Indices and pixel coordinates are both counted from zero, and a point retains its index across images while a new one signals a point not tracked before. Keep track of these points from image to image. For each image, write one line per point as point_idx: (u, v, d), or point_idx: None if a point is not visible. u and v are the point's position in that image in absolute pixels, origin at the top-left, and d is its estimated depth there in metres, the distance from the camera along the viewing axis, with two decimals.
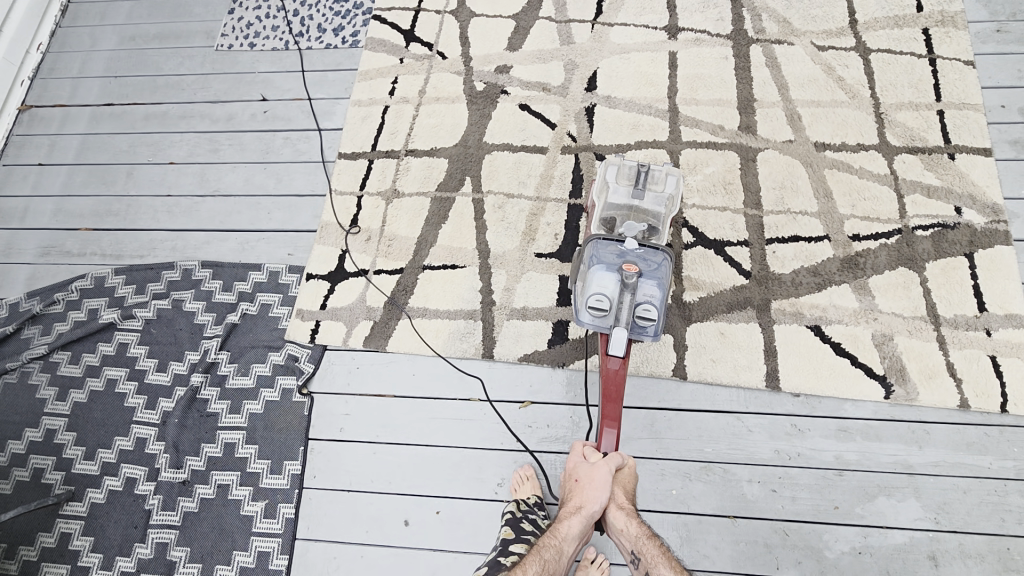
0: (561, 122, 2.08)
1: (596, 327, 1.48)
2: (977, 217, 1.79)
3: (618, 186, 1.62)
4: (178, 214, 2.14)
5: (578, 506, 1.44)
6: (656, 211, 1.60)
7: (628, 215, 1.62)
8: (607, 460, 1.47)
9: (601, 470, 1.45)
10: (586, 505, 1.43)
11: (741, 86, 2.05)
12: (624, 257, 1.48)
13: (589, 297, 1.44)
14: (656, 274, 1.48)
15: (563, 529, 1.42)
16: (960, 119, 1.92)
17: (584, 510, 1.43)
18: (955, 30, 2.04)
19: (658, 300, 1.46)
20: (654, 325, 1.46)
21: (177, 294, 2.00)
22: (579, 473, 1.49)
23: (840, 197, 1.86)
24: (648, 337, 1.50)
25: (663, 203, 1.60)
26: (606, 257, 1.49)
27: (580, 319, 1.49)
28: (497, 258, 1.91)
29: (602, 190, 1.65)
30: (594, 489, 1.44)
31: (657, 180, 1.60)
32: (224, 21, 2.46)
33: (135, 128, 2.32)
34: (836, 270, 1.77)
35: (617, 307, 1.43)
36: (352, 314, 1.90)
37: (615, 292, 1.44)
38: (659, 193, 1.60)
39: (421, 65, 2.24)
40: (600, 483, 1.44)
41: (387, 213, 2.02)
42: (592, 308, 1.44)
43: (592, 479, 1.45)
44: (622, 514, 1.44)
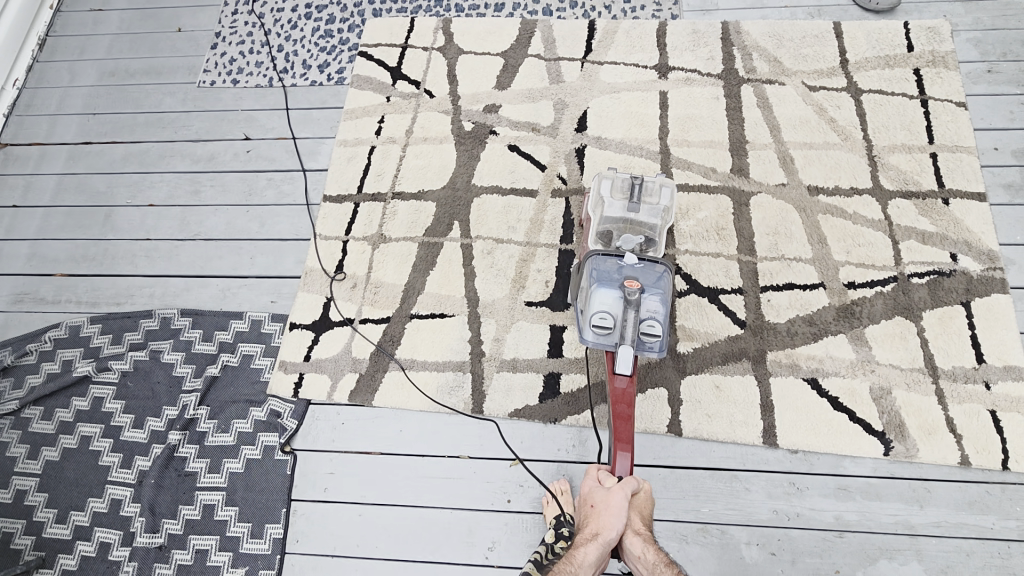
0: (551, 163, 2.04)
1: (601, 345, 1.48)
2: (973, 263, 1.77)
3: (613, 200, 1.61)
4: (157, 259, 2.08)
5: (594, 532, 1.41)
6: (651, 223, 1.61)
7: (624, 227, 1.62)
8: (622, 485, 1.42)
9: (617, 496, 1.41)
10: (603, 533, 1.40)
11: (733, 127, 2.02)
12: (624, 272, 1.48)
13: (593, 316, 1.44)
14: (659, 288, 1.47)
15: (579, 555, 1.38)
16: (954, 162, 1.90)
17: (601, 537, 1.39)
18: (947, 70, 2.03)
19: (662, 314, 1.46)
20: (660, 340, 1.45)
21: (156, 344, 1.93)
22: (594, 499, 1.46)
23: (834, 243, 1.83)
24: (655, 354, 1.49)
25: (658, 214, 1.60)
26: (607, 273, 1.49)
27: (584, 338, 1.49)
28: (486, 307, 1.86)
29: (598, 204, 1.64)
30: (611, 516, 1.40)
31: (652, 193, 1.60)
32: (207, 56, 2.41)
33: (114, 167, 2.25)
34: (832, 319, 1.74)
35: (620, 324, 1.43)
36: (337, 366, 1.84)
37: (618, 309, 1.44)
38: (654, 205, 1.60)
39: (408, 103, 2.20)
40: (617, 509, 1.40)
41: (374, 259, 1.97)
42: (596, 326, 1.44)
43: (608, 505, 1.41)
44: (639, 540, 1.41)
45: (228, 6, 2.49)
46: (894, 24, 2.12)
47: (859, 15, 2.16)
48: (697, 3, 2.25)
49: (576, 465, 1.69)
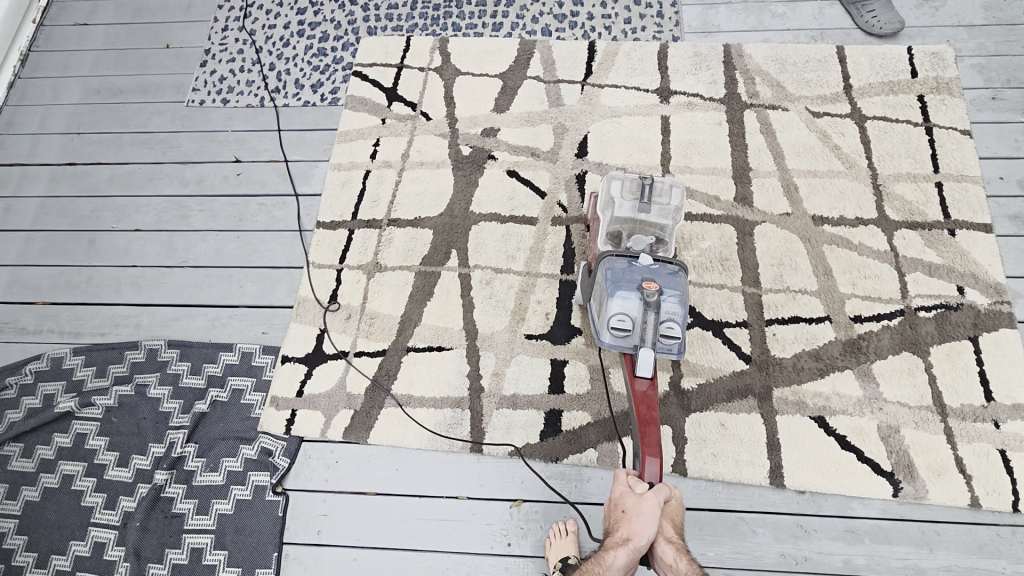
0: (551, 190, 1.99)
1: (619, 348, 1.47)
2: (980, 297, 1.74)
3: (623, 200, 1.59)
4: (144, 287, 2.01)
5: (625, 538, 1.33)
6: (662, 223, 1.61)
7: (633, 227, 1.62)
8: (655, 493, 1.34)
9: (650, 503, 1.32)
10: (634, 539, 1.32)
11: (736, 153, 1.99)
12: (640, 274, 1.48)
13: (611, 318, 1.44)
14: (677, 289, 1.46)
15: (608, 559, 1.32)
16: (960, 192, 1.87)
17: (632, 543, 1.31)
18: (951, 97, 2.00)
19: (681, 316, 1.45)
20: (679, 341, 1.44)
21: (142, 377, 1.86)
22: (625, 504, 1.36)
23: (840, 275, 1.80)
24: (674, 356, 1.48)
25: (669, 215, 1.61)
26: (623, 274, 1.48)
27: (602, 341, 1.49)
28: (485, 339, 1.81)
29: (607, 205, 1.63)
30: (643, 522, 1.32)
31: (662, 193, 1.60)
32: (196, 74, 2.34)
33: (99, 190, 2.18)
34: (838, 354, 1.71)
35: (640, 326, 1.43)
36: (331, 402, 1.78)
37: (637, 311, 1.44)
38: (664, 206, 1.61)
39: (404, 126, 2.14)
40: (649, 516, 1.31)
41: (369, 288, 1.91)
42: (615, 329, 1.44)
43: (640, 512, 1.32)
44: (671, 549, 1.34)
45: (218, 22, 2.42)
46: (898, 49, 2.09)
47: (863, 39, 2.13)
48: (699, 25, 2.21)
49: (578, 506, 1.64)
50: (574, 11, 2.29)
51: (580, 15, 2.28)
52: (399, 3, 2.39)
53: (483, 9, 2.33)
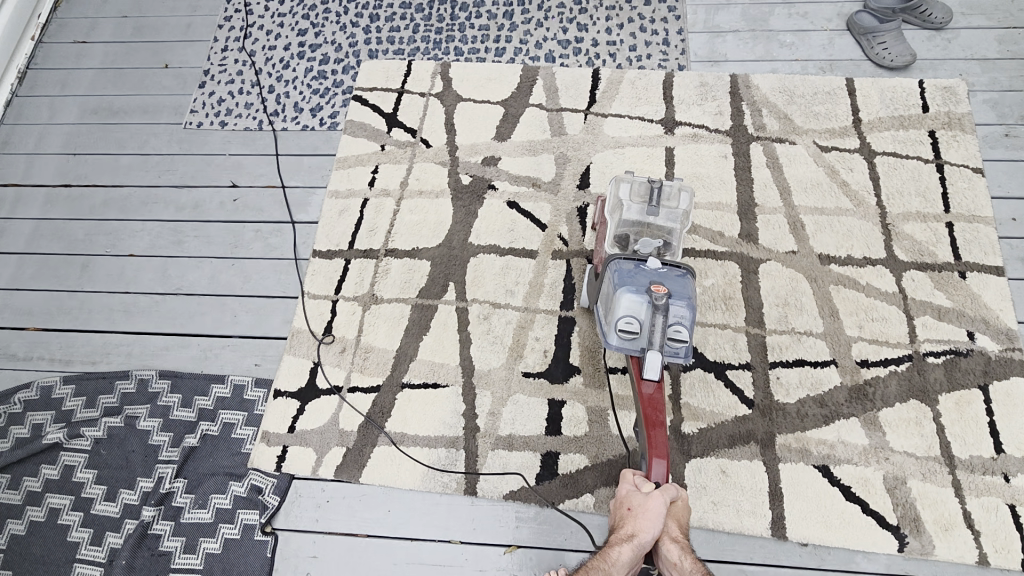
0: (552, 222, 1.95)
1: (626, 350, 1.48)
2: (991, 343, 1.70)
3: (631, 204, 1.59)
4: (136, 314, 1.98)
5: (630, 534, 1.34)
6: (670, 227, 1.59)
7: (641, 230, 1.60)
8: (662, 491, 1.36)
9: (656, 501, 1.34)
10: (639, 535, 1.33)
11: (741, 188, 1.94)
12: (648, 277, 1.48)
13: (619, 321, 1.44)
14: (684, 292, 1.46)
15: (613, 554, 1.32)
16: (971, 233, 1.82)
17: (637, 539, 1.32)
18: (963, 133, 1.96)
19: (689, 319, 1.45)
20: (686, 345, 1.44)
21: (132, 409, 1.83)
22: (631, 502, 1.38)
23: (846, 316, 1.76)
24: (680, 359, 1.48)
25: (677, 218, 1.59)
26: (632, 275, 1.48)
27: (609, 343, 1.49)
28: (481, 377, 1.77)
29: (614, 208, 1.61)
30: (648, 520, 1.33)
31: (671, 197, 1.61)
32: (195, 95, 2.32)
33: (93, 213, 2.15)
34: (844, 400, 1.66)
35: (647, 329, 1.43)
36: (323, 439, 1.74)
37: (644, 314, 1.44)
38: (672, 209, 1.61)
39: (404, 153, 2.11)
40: (655, 514, 1.33)
41: (364, 321, 1.87)
42: (622, 331, 1.45)
43: (647, 509, 1.34)
44: (675, 548, 1.34)
45: (217, 42, 2.41)
46: (908, 82, 2.05)
47: (872, 71, 2.09)
48: (705, 54, 2.18)
49: (573, 553, 1.59)
50: (578, 37, 2.26)
51: (584, 42, 2.25)
52: (401, 26, 2.36)
53: (486, 34, 2.31)
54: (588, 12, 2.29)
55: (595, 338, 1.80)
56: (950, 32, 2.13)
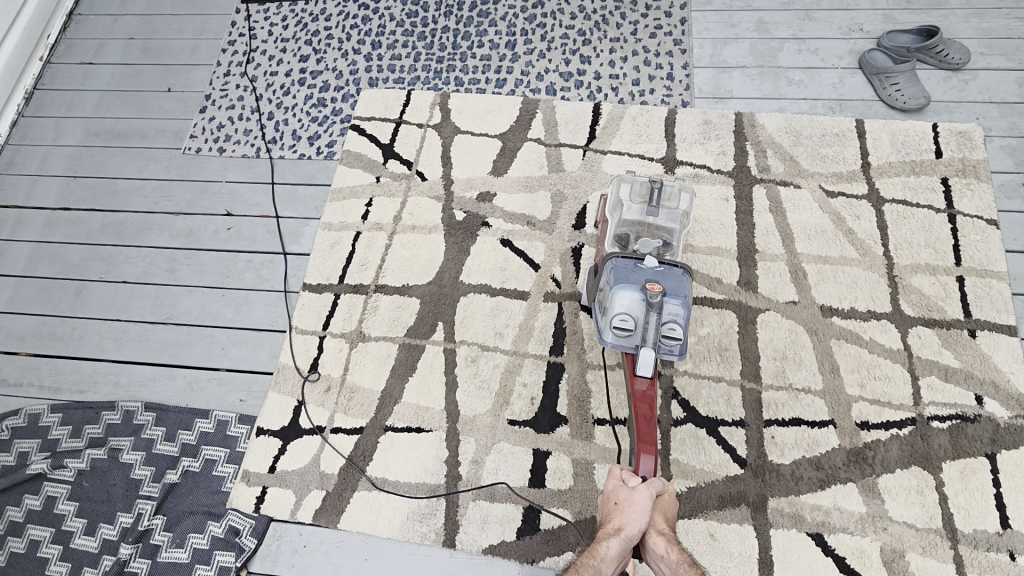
0: (545, 263, 1.91)
1: (621, 348, 1.48)
2: (1000, 408, 1.61)
3: (631, 203, 1.61)
4: (126, 343, 1.97)
5: (617, 528, 1.32)
6: (670, 227, 1.61)
7: (642, 230, 1.63)
8: (648, 484, 1.35)
9: (642, 494, 1.32)
10: (626, 529, 1.30)
11: (742, 233, 1.88)
12: (645, 275, 1.49)
13: (614, 318, 1.45)
14: (681, 290, 1.47)
15: (601, 549, 1.30)
16: (983, 288, 1.74)
17: (624, 532, 1.30)
18: (978, 182, 1.87)
19: (684, 317, 1.46)
20: (681, 343, 1.45)
21: (116, 441, 1.82)
22: (618, 496, 1.37)
23: (847, 373, 1.68)
24: (675, 357, 1.49)
25: (677, 219, 1.61)
26: (629, 273, 1.49)
27: (605, 340, 1.50)
28: (466, 423, 1.73)
29: (615, 207, 1.64)
30: (635, 512, 1.32)
31: (671, 197, 1.61)
32: (195, 120, 2.32)
33: (90, 238, 2.16)
34: (841, 464, 1.59)
35: (641, 327, 1.44)
36: (303, 481, 1.71)
37: (639, 312, 1.45)
38: (672, 209, 1.61)
39: (398, 185, 2.08)
40: (641, 506, 1.32)
41: (351, 359, 1.84)
42: (617, 328, 1.45)
43: (632, 502, 1.33)
44: (662, 540, 1.33)
45: (220, 66, 2.41)
46: (922, 126, 1.97)
47: (885, 113, 2.02)
48: (710, 90, 2.12)
49: None
50: (580, 70, 2.21)
51: (586, 74, 2.21)
52: (403, 54, 2.34)
53: (488, 64, 2.28)
54: (591, 43, 2.25)
55: (584, 386, 1.75)
56: (968, 73, 2.04)
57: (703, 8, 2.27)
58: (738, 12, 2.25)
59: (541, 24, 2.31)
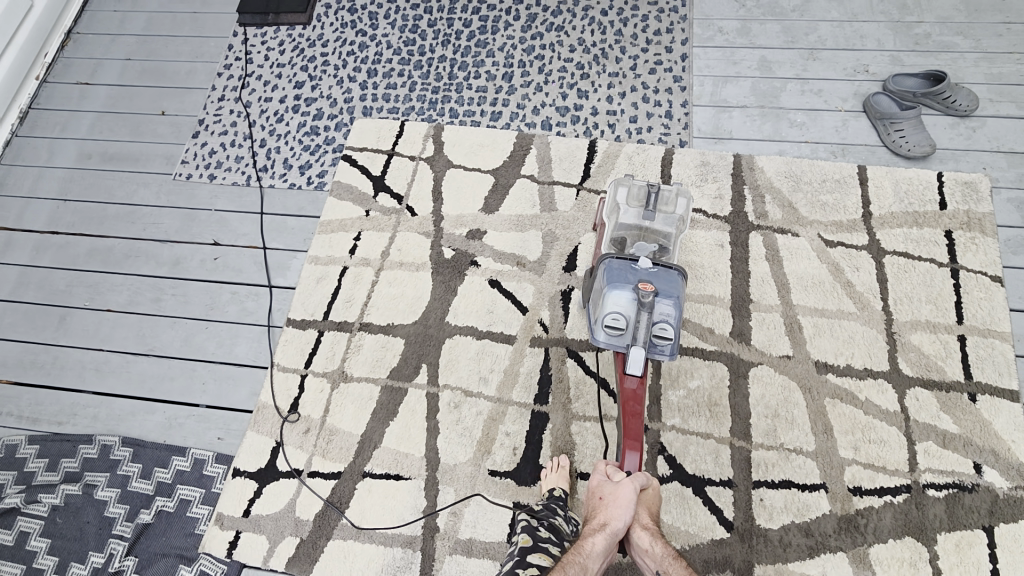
0: (534, 306, 1.86)
1: (612, 347, 1.47)
2: (1000, 478, 1.55)
3: (628, 207, 1.59)
4: (106, 374, 1.95)
5: (602, 523, 1.36)
6: (666, 232, 1.59)
7: (638, 234, 1.61)
8: (632, 480, 1.42)
9: (626, 488, 1.40)
10: (612, 523, 1.36)
11: (736, 282, 1.83)
12: (638, 274, 1.48)
13: (606, 316, 1.44)
14: (673, 291, 1.46)
15: (587, 545, 1.33)
16: (985, 349, 1.68)
17: (609, 527, 1.35)
18: (983, 236, 1.81)
19: (675, 317, 1.45)
20: (672, 343, 1.44)
21: (91, 477, 1.78)
22: (603, 491, 1.43)
23: (841, 435, 1.62)
24: (665, 357, 1.48)
25: (673, 223, 1.58)
26: (622, 273, 1.48)
27: (597, 338, 1.49)
28: (446, 471, 1.69)
29: (613, 210, 1.62)
30: (619, 507, 1.38)
31: (668, 202, 1.57)
32: (188, 145, 2.31)
33: (77, 264, 2.14)
34: (831, 531, 1.53)
35: (633, 326, 1.43)
36: (277, 526, 1.67)
37: (631, 311, 1.44)
38: (669, 215, 1.58)
39: (388, 220, 2.05)
40: (625, 501, 1.38)
41: (332, 400, 1.81)
42: (609, 327, 1.44)
43: (617, 497, 1.39)
44: (646, 534, 1.37)
45: (215, 91, 2.40)
46: (926, 174, 1.91)
47: (888, 159, 1.96)
48: (709, 130, 2.08)
49: None
50: (577, 105, 2.18)
51: (583, 110, 2.17)
52: (398, 83, 2.32)
53: (483, 96, 2.24)
54: (589, 77, 2.21)
55: (568, 438, 1.70)
56: (976, 120, 1.99)
57: (705, 44, 2.23)
58: (740, 49, 2.21)
59: (539, 56, 2.28)
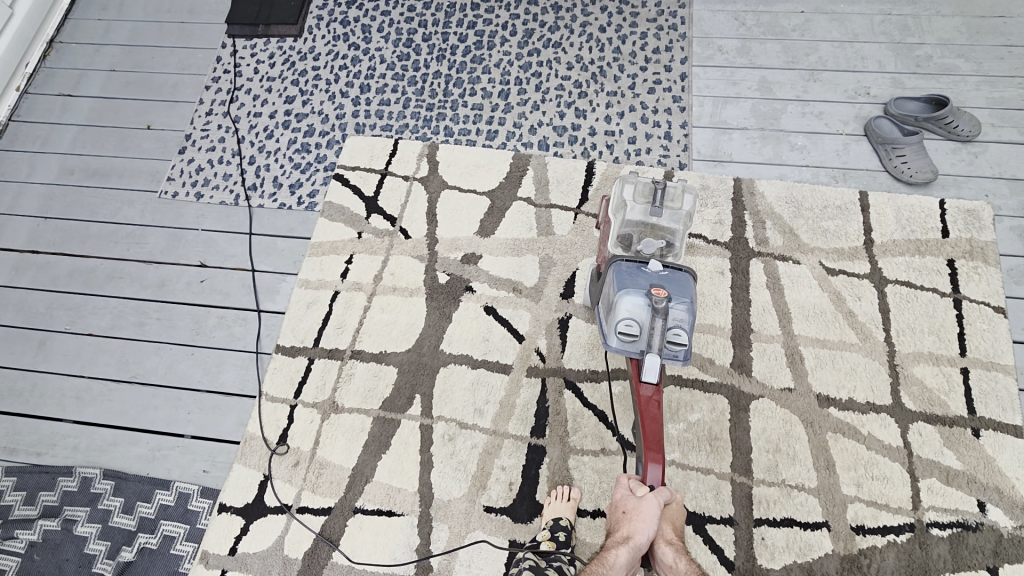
0: (530, 334, 1.82)
1: (625, 353, 1.44)
2: (1004, 516, 1.52)
3: (635, 203, 1.54)
4: (87, 403, 1.88)
5: (626, 536, 1.32)
6: (673, 228, 1.55)
7: (644, 231, 1.57)
8: (656, 494, 1.35)
9: (650, 502, 1.33)
10: (635, 537, 1.31)
11: (737, 310, 1.79)
12: (650, 279, 1.43)
13: (619, 323, 1.40)
14: (686, 294, 1.41)
15: (610, 557, 1.30)
16: (988, 382, 1.65)
17: (633, 541, 1.30)
18: (985, 265, 1.79)
19: (689, 322, 1.41)
20: (686, 348, 1.40)
21: (71, 511, 1.71)
22: (626, 505, 1.38)
23: (843, 471, 1.59)
24: (679, 362, 1.44)
25: (680, 219, 1.55)
26: (633, 277, 1.43)
27: (609, 345, 1.45)
28: (440, 507, 1.64)
29: (619, 208, 1.57)
30: (643, 521, 1.32)
31: (674, 197, 1.54)
32: (174, 161, 2.24)
33: (57, 285, 2.06)
34: (834, 571, 1.50)
35: (646, 332, 1.39)
36: (265, 565, 1.62)
37: (644, 316, 1.40)
38: (675, 210, 1.55)
39: (380, 243, 1.99)
40: (649, 515, 1.32)
41: (322, 432, 1.75)
42: (621, 333, 1.41)
43: (641, 510, 1.33)
44: (670, 550, 1.34)
45: (203, 105, 2.33)
46: (929, 201, 1.88)
47: (889, 185, 1.94)
48: (709, 152, 2.04)
49: None
50: (575, 124, 2.13)
51: (580, 129, 2.12)
52: (391, 99, 2.26)
53: (479, 114, 2.19)
54: (587, 96, 2.17)
55: (565, 473, 1.65)
56: (978, 145, 1.96)
57: (704, 63, 2.20)
58: (740, 69, 2.17)
59: (536, 73, 2.23)
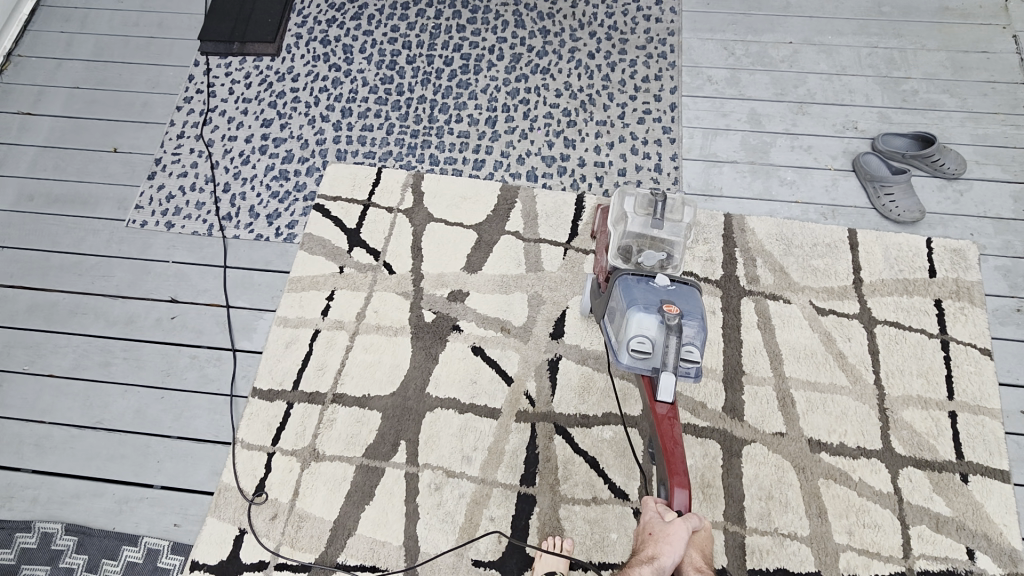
0: (519, 375, 1.77)
1: (637, 370, 1.42)
2: (993, 564, 1.53)
3: (635, 215, 1.54)
4: (48, 451, 1.76)
5: (650, 557, 1.23)
6: (673, 240, 1.56)
7: (643, 244, 1.56)
8: (685, 519, 1.27)
9: (680, 526, 1.24)
10: (660, 559, 1.22)
11: (728, 351, 1.77)
12: (659, 294, 1.42)
13: (631, 341, 1.37)
14: (696, 309, 1.40)
15: None
16: (975, 426, 1.66)
17: (658, 562, 1.22)
18: (971, 306, 1.80)
19: (700, 338, 1.39)
20: (698, 365, 1.39)
21: (30, 570, 1.60)
22: (652, 527, 1.29)
23: (835, 519, 1.58)
24: (690, 379, 1.43)
25: (680, 231, 1.57)
26: (643, 293, 1.41)
27: (620, 361, 1.43)
28: (427, 562, 1.58)
29: (619, 219, 1.57)
30: (670, 544, 1.23)
31: (674, 210, 1.56)
32: (142, 188, 2.12)
33: (15, 322, 1.94)
34: None
35: (659, 350, 1.37)
36: None
37: (656, 333, 1.37)
38: (675, 222, 1.56)
39: (363, 278, 1.92)
40: (678, 538, 1.23)
41: (302, 482, 1.67)
42: (633, 350, 1.38)
43: (669, 532, 1.25)
44: None
45: (174, 127, 2.22)
46: (916, 240, 1.89)
47: (877, 223, 1.93)
48: (699, 186, 2.01)
49: None
50: (564, 154, 2.08)
51: (570, 160, 2.07)
52: (375, 124, 2.18)
53: (466, 142, 2.13)
54: (576, 125, 2.12)
55: (556, 523, 1.61)
56: (962, 183, 1.98)
57: (694, 94, 2.17)
58: (730, 100, 2.15)
59: (524, 100, 2.17)
